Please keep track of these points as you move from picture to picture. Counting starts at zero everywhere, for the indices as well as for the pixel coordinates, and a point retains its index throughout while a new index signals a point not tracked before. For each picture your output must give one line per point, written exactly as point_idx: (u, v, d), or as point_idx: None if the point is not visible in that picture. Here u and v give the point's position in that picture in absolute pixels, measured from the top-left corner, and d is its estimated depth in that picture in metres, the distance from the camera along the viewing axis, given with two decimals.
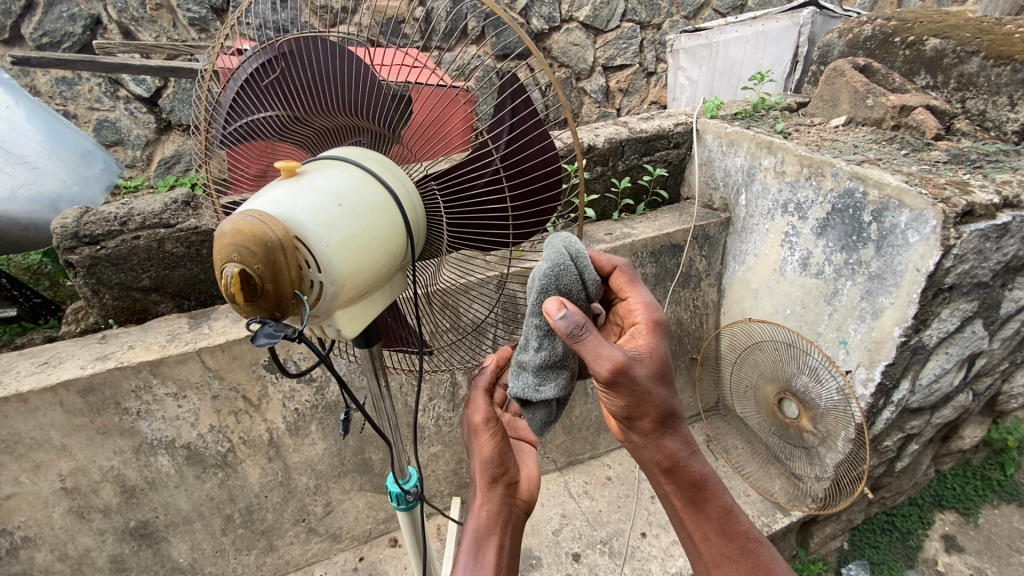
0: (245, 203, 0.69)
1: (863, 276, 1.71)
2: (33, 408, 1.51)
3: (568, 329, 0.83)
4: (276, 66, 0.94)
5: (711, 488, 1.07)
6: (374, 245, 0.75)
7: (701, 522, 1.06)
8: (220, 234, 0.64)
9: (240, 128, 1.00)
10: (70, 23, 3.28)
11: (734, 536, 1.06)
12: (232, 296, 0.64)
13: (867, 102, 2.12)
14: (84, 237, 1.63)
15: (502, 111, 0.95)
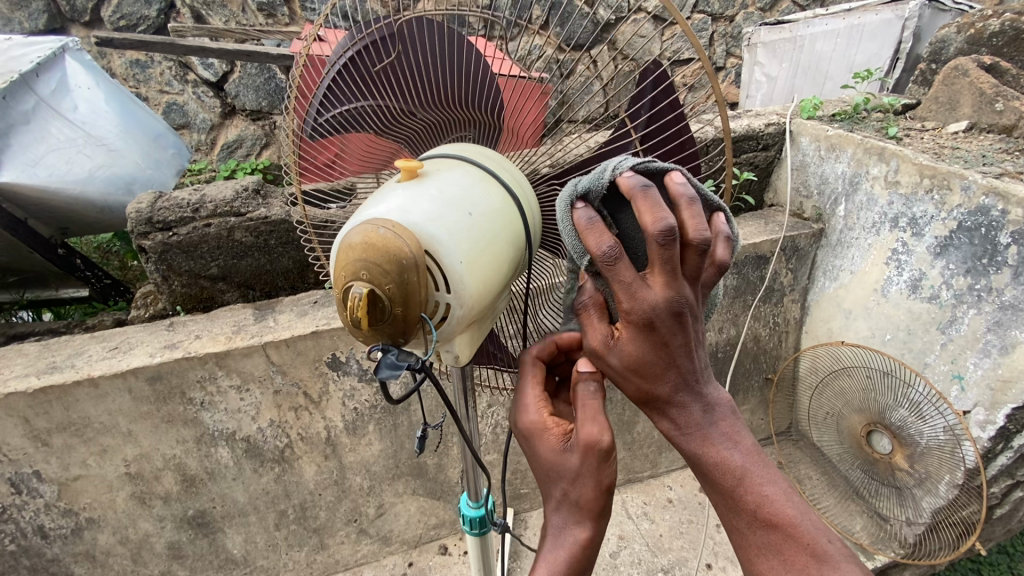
0: (367, 206, 0.61)
1: (992, 305, 1.51)
2: (103, 393, 1.50)
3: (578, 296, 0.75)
4: (389, 51, 0.85)
5: (746, 488, 0.71)
6: (501, 262, 0.66)
7: (732, 523, 0.74)
8: (348, 244, 0.57)
9: (339, 116, 0.90)
10: (146, 7, 3.34)
11: (788, 554, 0.70)
12: (357, 321, 0.56)
13: (995, 106, 1.88)
14: (158, 222, 1.61)
15: (641, 103, 0.85)
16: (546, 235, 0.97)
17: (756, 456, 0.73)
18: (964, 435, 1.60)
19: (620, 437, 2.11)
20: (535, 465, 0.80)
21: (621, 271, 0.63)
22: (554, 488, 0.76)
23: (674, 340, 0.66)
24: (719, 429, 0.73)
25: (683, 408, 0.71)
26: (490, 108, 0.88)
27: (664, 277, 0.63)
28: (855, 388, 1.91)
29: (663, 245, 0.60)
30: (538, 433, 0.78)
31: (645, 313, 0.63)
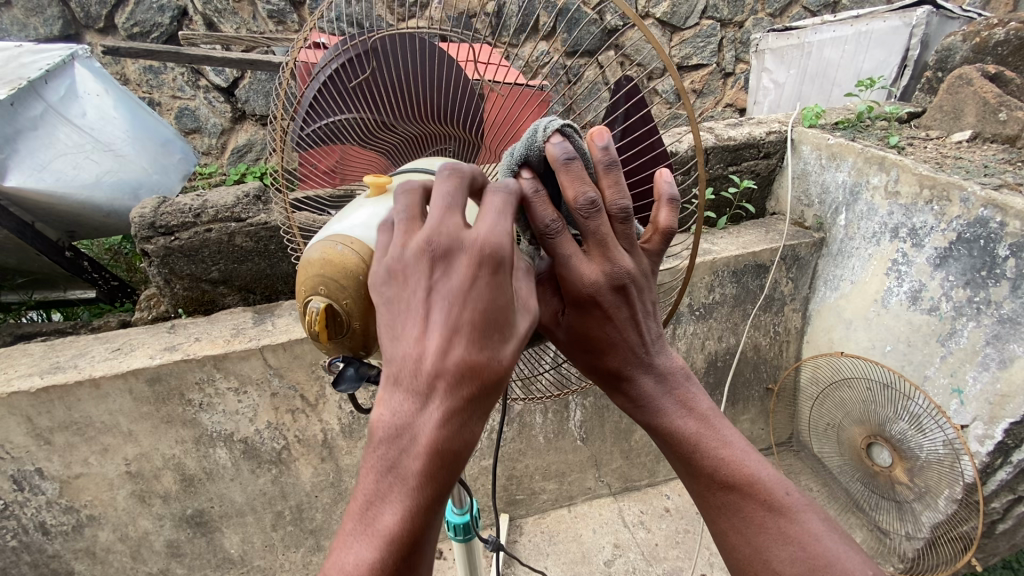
0: (333, 226, 0.71)
1: (991, 318, 1.50)
2: (104, 393, 1.54)
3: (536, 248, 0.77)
4: (365, 66, 0.88)
5: (703, 453, 0.73)
6: None
7: (693, 489, 0.75)
8: (309, 260, 0.67)
9: (321, 129, 0.93)
10: (159, 14, 3.41)
11: (747, 512, 0.72)
12: (316, 332, 0.66)
13: (999, 116, 1.85)
14: (160, 227, 1.64)
15: (614, 113, 0.86)
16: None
17: (708, 420, 0.74)
18: (962, 449, 1.58)
19: (617, 445, 2.11)
20: (433, 325, 0.51)
21: (563, 243, 0.66)
22: (461, 384, 0.50)
23: (617, 313, 0.68)
24: (674, 397, 0.74)
25: (633, 383, 0.73)
26: (467, 122, 0.91)
27: (598, 249, 0.65)
28: (855, 399, 1.89)
29: (586, 218, 0.64)
30: (481, 278, 0.51)
31: (587, 285, 0.65)
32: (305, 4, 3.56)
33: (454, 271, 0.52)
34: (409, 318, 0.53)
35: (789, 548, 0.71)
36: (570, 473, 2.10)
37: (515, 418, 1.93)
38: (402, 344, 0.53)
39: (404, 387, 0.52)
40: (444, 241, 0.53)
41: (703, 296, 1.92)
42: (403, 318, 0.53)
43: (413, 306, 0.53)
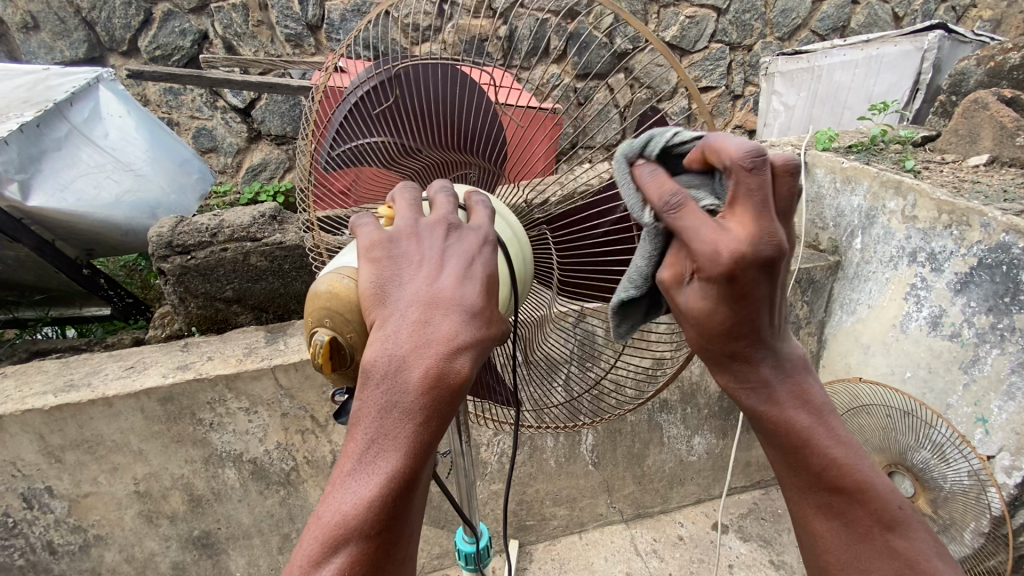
0: (344, 257, 0.73)
1: (1015, 346, 1.46)
2: (116, 412, 1.54)
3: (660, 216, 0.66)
4: (389, 94, 0.91)
5: (816, 450, 0.68)
6: None
7: (789, 483, 0.72)
8: (316, 292, 0.68)
9: (346, 153, 0.96)
10: (181, 38, 3.51)
11: (851, 517, 0.69)
12: (320, 363, 0.68)
13: (1017, 139, 1.84)
14: (177, 246, 1.66)
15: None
16: (537, 269, 1.04)
17: (822, 414, 0.70)
18: (989, 480, 1.52)
19: (630, 470, 2.07)
20: (443, 274, 0.61)
21: (693, 212, 0.60)
22: (466, 325, 0.57)
23: (754, 291, 0.61)
24: (791, 392, 0.70)
25: (752, 366, 0.68)
26: (489, 149, 0.93)
27: (745, 217, 0.59)
28: (875, 427, 1.83)
29: (748, 172, 0.58)
30: (484, 250, 0.66)
31: (724, 254, 0.58)
32: (323, 28, 3.66)
33: (461, 244, 0.64)
34: (419, 272, 0.61)
35: (893, 561, 0.67)
36: (581, 499, 2.06)
37: (525, 440, 1.91)
38: (411, 291, 0.60)
39: (410, 325, 0.57)
40: (453, 223, 0.66)
41: None
42: (411, 271, 0.61)
43: (424, 262, 0.62)
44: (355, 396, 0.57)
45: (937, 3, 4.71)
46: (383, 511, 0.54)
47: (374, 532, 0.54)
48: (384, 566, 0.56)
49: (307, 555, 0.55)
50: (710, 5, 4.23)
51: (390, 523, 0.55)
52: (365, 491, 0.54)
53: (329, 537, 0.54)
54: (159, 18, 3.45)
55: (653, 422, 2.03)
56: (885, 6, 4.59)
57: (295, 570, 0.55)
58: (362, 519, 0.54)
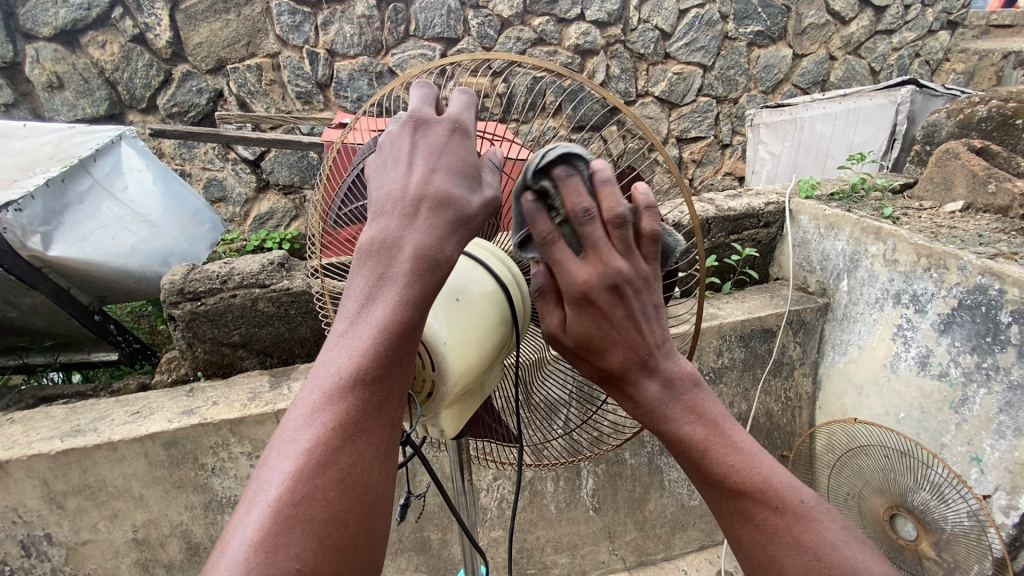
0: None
1: (1001, 385, 1.50)
2: (120, 457, 1.56)
3: (540, 233, 0.72)
4: None
5: (714, 458, 0.69)
6: (477, 342, 0.86)
7: (708, 493, 0.71)
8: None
9: (359, 207, 1.05)
10: (198, 96, 3.72)
11: (759, 518, 0.67)
12: None
13: (988, 187, 1.95)
14: (188, 293, 1.72)
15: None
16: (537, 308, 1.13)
17: (716, 424, 0.72)
18: (989, 521, 1.52)
19: (631, 515, 2.05)
20: (415, 172, 0.73)
21: (556, 251, 0.72)
22: (445, 209, 0.70)
23: (613, 311, 0.72)
24: (682, 404, 0.73)
25: (638, 384, 0.74)
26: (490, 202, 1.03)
27: (593, 257, 0.71)
28: (874, 468, 1.83)
29: (582, 225, 0.70)
30: (453, 141, 0.75)
31: (579, 285, 0.71)
32: (331, 86, 3.88)
33: (430, 138, 0.75)
34: (398, 173, 0.74)
35: (804, 558, 0.65)
36: (583, 546, 2.03)
37: (526, 484, 1.92)
38: (390, 190, 0.73)
39: (394, 212, 0.71)
40: (420, 122, 0.76)
41: (712, 360, 1.95)
42: (393, 174, 0.74)
43: (401, 167, 0.74)
44: (349, 278, 0.69)
45: (911, 59, 4.99)
46: (374, 362, 0.62)
47: (367, 378, 0.61)
48: (378, 419, 0.61)
49: (303, 409, 0.61)
50: (696, 63, 4.48)
51: (381, 372, 0.62)
52: (359, 342, 0.63)
53: (322, 389, 0.61)
54: (178, 78, 3.67)
55: (653, 465, 2.04)
56: (862, 62, 4.86)
57: (294, 422, 0.61)
58: (355, 365, 0.62)
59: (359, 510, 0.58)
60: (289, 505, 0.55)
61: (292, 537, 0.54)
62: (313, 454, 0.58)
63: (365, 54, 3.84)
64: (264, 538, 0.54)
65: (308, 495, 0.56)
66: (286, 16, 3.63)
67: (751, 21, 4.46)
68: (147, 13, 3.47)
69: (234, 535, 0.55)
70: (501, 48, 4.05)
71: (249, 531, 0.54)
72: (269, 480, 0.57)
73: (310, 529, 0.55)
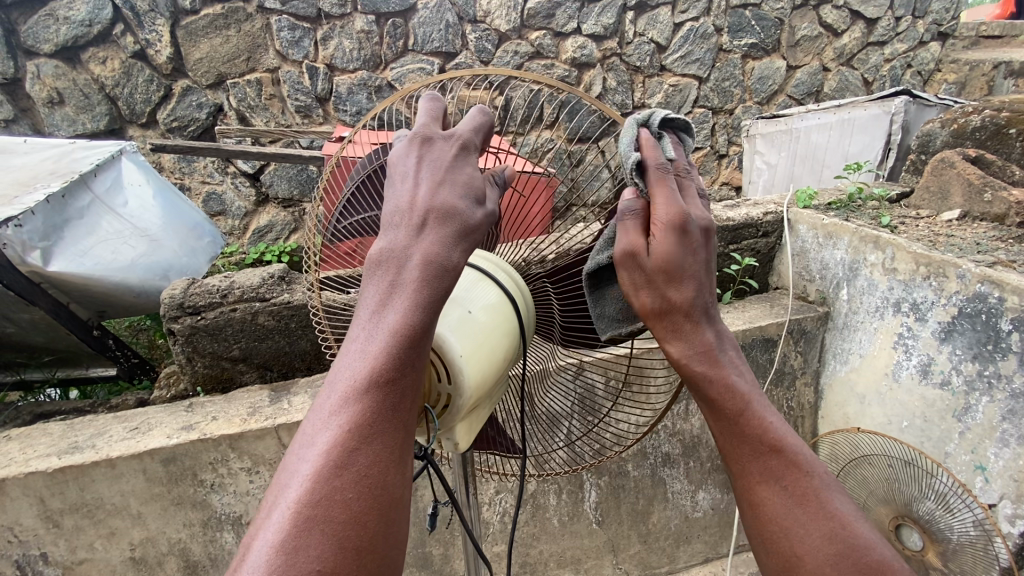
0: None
1: (1003, 393, 1.50)
2: (118, 474, 1.54)
3: (656, 158, 0.79)
4: None
5: (754, 412, 0.73)
6: (488, 354, 0.86)
7: (735, 456, 0.73)
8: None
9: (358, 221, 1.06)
10: (198, 110, 3.74)
11: (788, 480, 0.70)
12: None
13: (984, 196, 1.97)
14: (188, 307, 1.72)
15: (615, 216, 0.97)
16: (540, 320, 1.13)
17: (752, 389, 0.76)
18: (995, 531, 1.51)
19: (635, 528, 2.03)
20: (421, 183, 0.74)
21: (661, 183, 0.77)
22: (451, 219, 0.71)
23: (696, 246, 0.75)
24: (726, 362, 0.77)
25: (699, 326, 0.76)
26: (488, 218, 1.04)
27: (692, 198, 0.77)
28: (878, 477, 1.82)
29: (685, 175, 0.80)
30: (458, 155, 0.76)
31: (681, 210, 0.74)
32: (330, 100, 3.91)
33: (435, 154, 0.76)
34: (404, 186, 0.75)
35: (828, 523, 0.68)
36: (587, 560, 2.01)
37: (528, 497, 1.90)
38: (396, 202, 0.74)
39: (402, 223, 0.71)
40: (425, 138, 0.77)
41: None
42: (399, 187, 0.75)
43: (407, 179, 0.75)
44: (362, 287, 0.70)
45: (903, 69, 5.06)
46: (386, 365, 0.63)
47: (381, 382, 0.62)
48: (391, 422, 0.62)
49: (321, 414, 0.62)
50: (691, 75, 4.53)
51: (395, 375, 0.63)
52: (372, 346, 0.64)
53: (339, 393, 0.62)
54: (178, 93, 3.69)
55: (656, 477, 2.03)
56: (855, 73, 4.92)
57: (312, 428, 0.62)
58: (369, 370, 0.62)
59: (377, 513, 0.59)
60: (308, 509, 0.57)
61: (312, 540, 0.55)
62: (330, 458, 0.59)
63: (364, 69, 3.87)
64: (285, 541, 0.55)
65: (326, 499, 0.57)
66: (286, 32, 3.67)
67: (745, 33, 4.52)
68: (148, 29, 3.50)
69: (258, 536, 0.57)
70: (499, 62, 4.10)
71: (270, 534, 0.56)
72: (290, 481, 0.59)
73: (329, 532, 0.56)
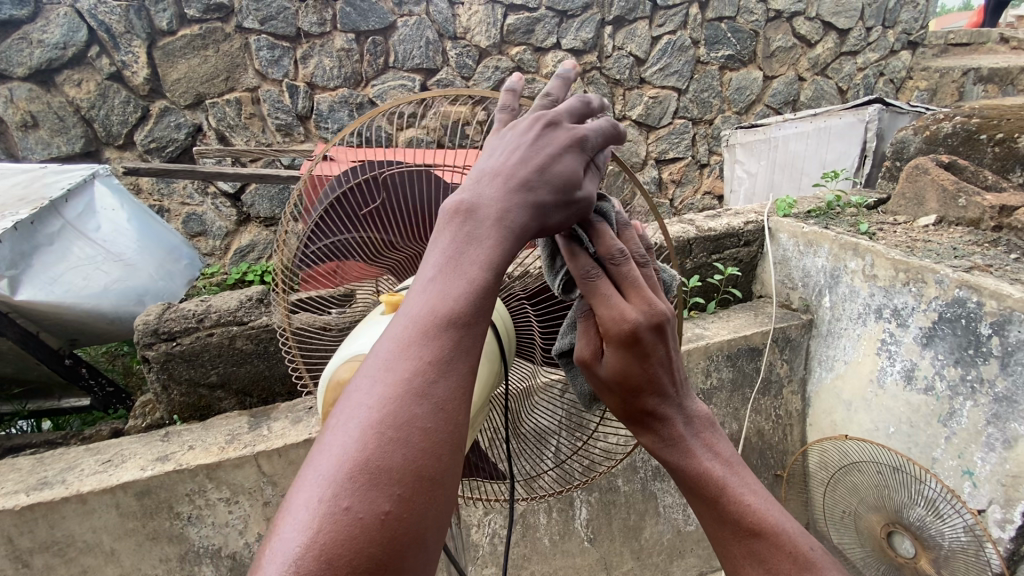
0: (353, 347, 0.84)
1: (987, 397, 1.51)
2: (90, 509, 1.48)
3: (581, 271, 0.72)
4: (376, 197, 1.05)
5: (731, 497, 0.74)
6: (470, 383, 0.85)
7: (718, 537, 0.76)
8: (338, 380, 0.79)
9: (331, 244, 1.09)
10: (176, 131, 3.70)
11: (772, 562, 0.71)
12: None
13: (959, 201, 2.00)
14: (163, 333, 1.67)
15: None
16: (521, 343, 1.14)
17: (730, 464, 0.78)
18: (985, 536, 1.51)
19: (627, 545, 2.00)
20: (529, 160, 0.69)
21: (598, 288, 0.72)
22: (543, 192, 0.67)
23: (654, 351, 0.73)
24: (701, 440, 0.78)
25: (666, 421, 0.78)
26: None
27: (635, 295, 0.72)
28: (868, 484, 1.81)
29: (620, 266, 0.73)
30: (573, 153, 0.71)
31: (623, 326, 0.70)
32: (311, 118, 3.89)
33: (553, 142, 0.71)
34: (508, 156, 0.69)
35: None
36: None
37: (518, 517, 1.87)
38: (496, 171, 0.69)
39: (498, 185, 0.67)
40: (552, 125, 0.72)
41: (701, 381, 1.94)
42: (505, 155, 0.70)
43: (515, 150, 0.70)
44: (433, 236, 0.66)
45: (876, 77, 5.18)
46: (467, 308, 0.60)
47: (460, 321, 0.59)
48: (466, 367, 0.59)
49: (393, 345, 0.59)
50: (671, 86, 4.60)
51: (474, 320, 0.60)
52: (454, 288, 0.61)
53: (415, 328, 0.59)
54: (155, 114, 3.65)
55: (647, 491, 2.01)
56: (830, 82, 5.03)
57: (382, 357, 0.58)
58: (450, 307, 0.60)
59: (449, 448, 0.56)
60: (386, 434, 0.54)
61: (393, 464, 0.53)
62: (409, 387, 0.56)
63: (345, 86, 3.87)
64: (364, 462, 0.53)
65: (407, 425, 0.54)
66: (265, 51, 3.67)
67: (722, 45, 4.60)
68: (124, 51, 3.48)
69: (331, 455, 0.54)
70: (480, 77, 4.12)
71: (348, 453, 0.53)
72: (360, 405, 0.56)
73: (408, 458, 0.54)
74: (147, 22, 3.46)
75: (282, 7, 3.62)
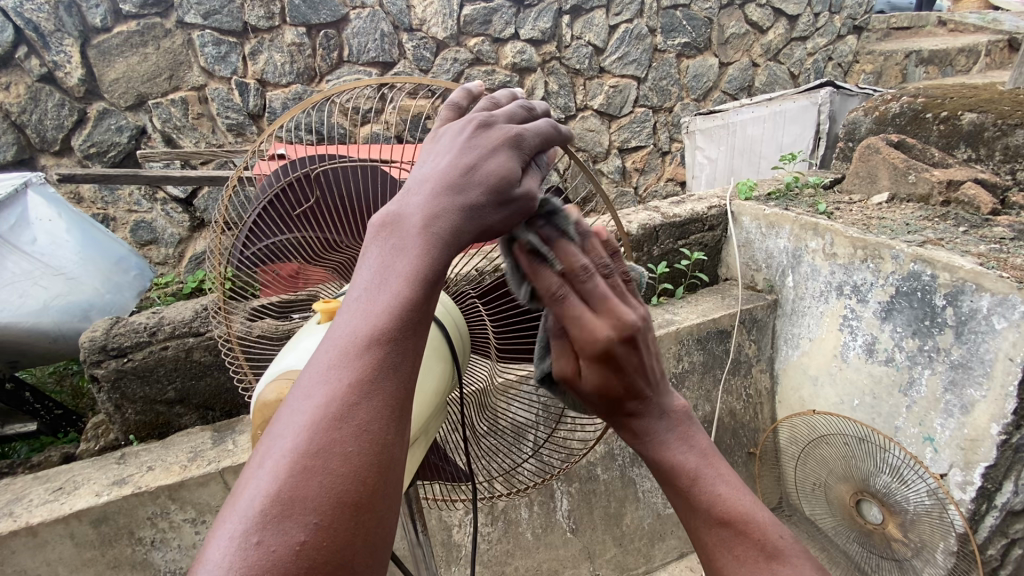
0: (283, 364, 0.81)
1: (943, 365, 1.57)
2: (42, 542, 1.38)
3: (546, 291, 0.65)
4: (310, 195, 1.01)
5: (699, 485, 0.71)
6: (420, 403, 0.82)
7: (689, 522, 0.73)
8: (265, 402, 0.76)
9: (268, 249, 1.05)
10: (118, 134, 3.49)
11: (739, 550, 0.69)
12: None
13: (909, 178, 2.07)
14: (112, 349, 1.57)
15: None
16: (475, 341, 1.12)
17: (706, 454, 0.74)
18: (947, 499, 1.57)
19: (609, 532, 2.01)
20: (457, 160, 0.66)
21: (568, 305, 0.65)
22: (475, 189, 0.64)
23: (629, 362, 0.68)
24: (676, 432, 0.75)
25: (642, 417, 0.73)
26: None
27: (601, 307, 0.66)
28: (837, 456, 1.87)
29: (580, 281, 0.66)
30: (504, 146, 0.68)
31: (598, 345, 0.65)
32: (264, 116, 3.74)
33: (486, 138, 0.69)
34: (440, 160, 0.67)
35: None
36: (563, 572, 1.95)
37: (499, 514, 1.86)
38: (426, 175, 0.66)
39: (427, 188, 0.64)
40: (483, 121, 0.70)
41: (673, 365, 1.96)
42: (434, 161, 0.68)
43: (445, 153, 0.68)
44: (362, 248, 0.63)
45: (825, 62, 5.34)
46: (391, 323, 0.57)
47: (386, 337, 0.56)
48: (392, 385, 0.56)
49: (317, 368, 0.56)
50: (630, 75, 4.62)
51: (399, 335, 0.57)
52: (379, 301, 0.58)
53: (339, 347, 0.56)
54: (94, 117, 3.43)
55: (625, 477, 2.02)
56: (782, 67, 5.16)
57: (306, 381, 0.56)
58: (374, 323, 0.56)
59: (377, 470, 0.53)
60: (304, 461, 0.51)
61: (310, 493, 0.50)
62: (329, 410, 0.53)
63: (298, 83, 3.73)
64: (276, 494, 0.50)
65: (325, 452, 0.51)
66: (211, 47, 3.50)
67: (677, 33, 4.65)
68: (55, 50, 3.25)
69: (247, 490, 0.51)
70: (439, 70, 4.05)
71: (262, 486, 0.50)
72: (282, 433, 0.53)
73: (326, 486, 0.50)
74: (79, 19, 3.25)
75: (226, 1, 3.46)
